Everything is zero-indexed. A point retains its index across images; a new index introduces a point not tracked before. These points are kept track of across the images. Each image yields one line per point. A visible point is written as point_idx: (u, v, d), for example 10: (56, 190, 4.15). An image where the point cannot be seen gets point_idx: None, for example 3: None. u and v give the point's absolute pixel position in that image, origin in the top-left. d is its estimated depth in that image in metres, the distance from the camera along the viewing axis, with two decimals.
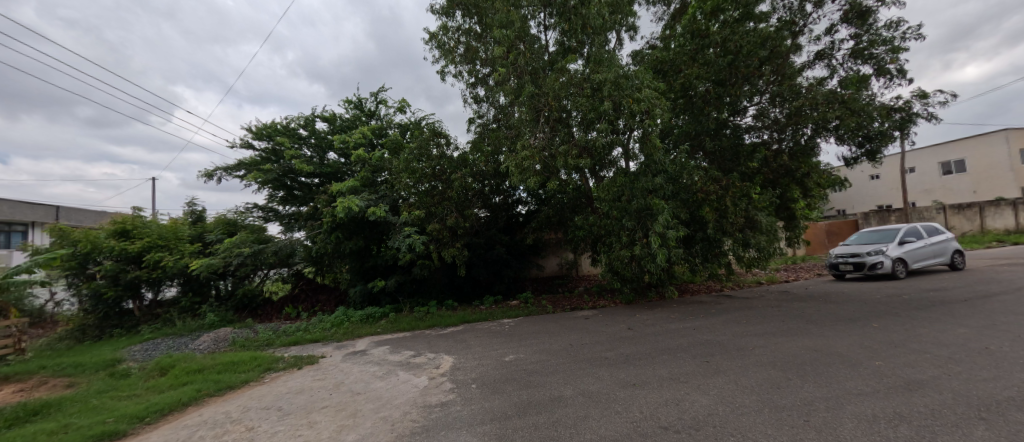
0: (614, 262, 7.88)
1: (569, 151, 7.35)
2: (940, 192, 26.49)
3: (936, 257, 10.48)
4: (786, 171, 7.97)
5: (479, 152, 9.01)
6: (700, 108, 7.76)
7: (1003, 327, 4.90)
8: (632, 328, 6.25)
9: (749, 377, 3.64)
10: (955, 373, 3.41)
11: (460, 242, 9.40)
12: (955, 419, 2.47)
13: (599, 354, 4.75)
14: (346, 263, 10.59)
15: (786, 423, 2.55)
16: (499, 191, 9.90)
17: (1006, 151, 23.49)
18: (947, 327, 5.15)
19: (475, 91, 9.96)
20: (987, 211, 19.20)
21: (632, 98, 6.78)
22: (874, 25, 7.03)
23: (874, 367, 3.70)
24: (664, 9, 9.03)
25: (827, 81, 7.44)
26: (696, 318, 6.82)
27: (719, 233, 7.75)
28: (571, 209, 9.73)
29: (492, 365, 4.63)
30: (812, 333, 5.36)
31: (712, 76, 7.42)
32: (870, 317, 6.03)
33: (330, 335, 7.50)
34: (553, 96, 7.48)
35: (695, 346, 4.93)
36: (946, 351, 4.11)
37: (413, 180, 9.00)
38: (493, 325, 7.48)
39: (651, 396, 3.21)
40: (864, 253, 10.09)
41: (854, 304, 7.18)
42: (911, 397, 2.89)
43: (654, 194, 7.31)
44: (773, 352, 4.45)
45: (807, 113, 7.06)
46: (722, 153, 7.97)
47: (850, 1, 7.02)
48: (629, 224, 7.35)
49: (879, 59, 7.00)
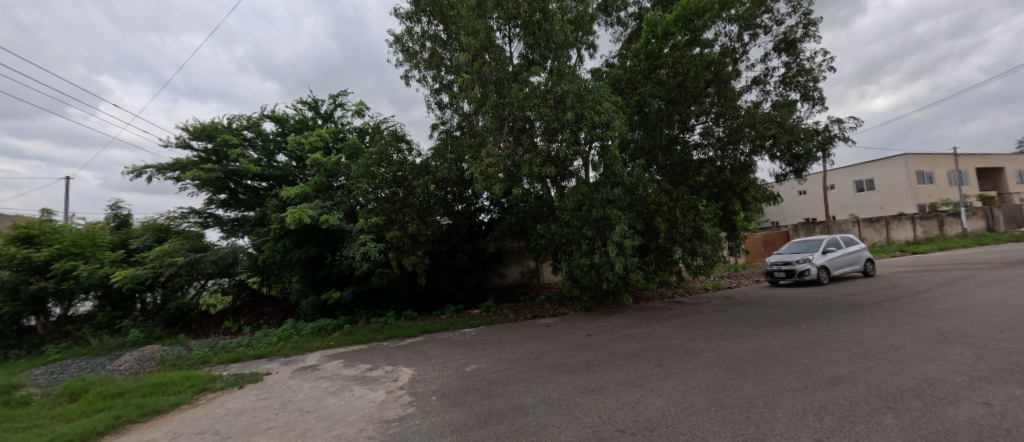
0: (573, 270, 8.11)
1: (533, 160, 7.53)
2: (854, 207, 30.14)
3: (853, 265, 11.81)
4: (728, 186, 8.62)
5: (442, 160, 8.97)
6: (653, 123, 8.25)
7: (904, 326, 5.62)
8: (592, 334, 6.44)
9: (697, 378, 3.88)
10: (867, 368, 3.86)
11: (422, 250, 9.15)
12: (868, 409, 2.81)
13: (560, 361, 4.83)
14: (296, 272, 10.00)
15: (730, 420, 2.77)
16: (462, 198, 9.84)
17: (906, 173, 27.18)
18: (862, 327, 5.81)
19: (439, 97, 9.96)
20: (891, 225, 21.96)
21: (594, 110, 7.14)
22: (801, 56, 7.89)
23: (804, 365, 4.10)
24: (622, 31, 9.68)
25: (762, 104, 8.20)
26: (650, 324, 7.14)
27: (671, 242, 8.19)
28: (533, 217, 9.91)
29: (453, 376, 4.55)
30: (752, 335, 5.82)
31: (665, 95, 7.95)
32: (800, 319, 6.66)
33: (277, 350, 6.98)
34: (518, 106, 7.68)
35: (650, 350, 5.17)
36: (861, 349, 4.63)
37: (372, 186, 8.77)
38: (454, 334, 7.36)
39: (607, 400, 3.32)
40: (793, 261, 11.14)
41: (787, 308, 7.86)
42: (834, 391, 3.23)
43: (611, 205, 7.67)
44: (718, 354, 4.77)
45: (745, 132, 7.78)
46: (673, 167, 8.55)
47: (781, 33, 7.84)
48: (589, 233, 7.65)
49: (805, 87, 7.86)
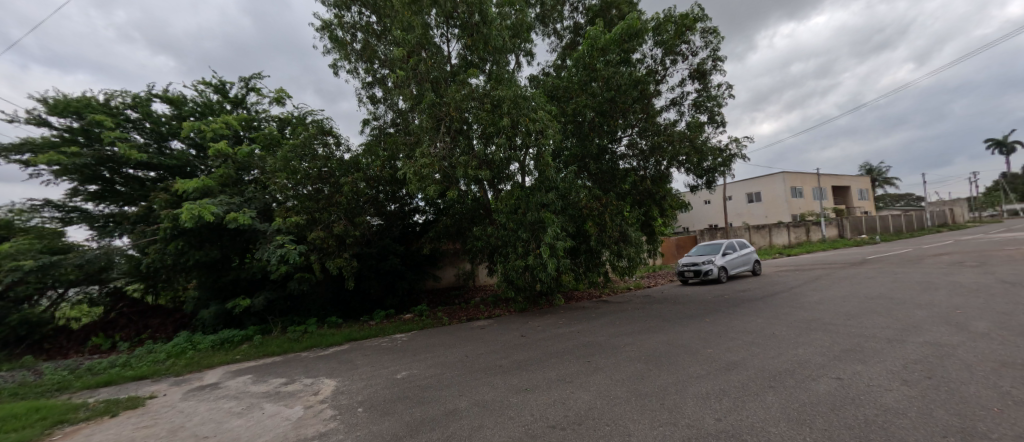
0: (509, 272, 8.24)
1: (469, 162, 7.49)
2: (746, 215, 35.10)
3: (745, 265, 13.71)
4: (648, 194, 9.48)
5: (374, 157, 8.56)
6: (585, 133, 8.75)
7: (783, 317, 6.67)
8: (525, 335, 6.58)
9: (620, 371, 4.18)
10: (755, 353, 4.51)
11: (349, 252, 8.55)
12: (757, 389, 3.27)
13: (494, 363, 4.85)
14: (193, 277, 8.69)
15: (648, 408, 3.03)
16: (396, 197, 9.43)
17: (784, 188, 32.39)
18: (752, 319, 6.77)
19: (371, 91, 9.46)
20: (773, 231, 25.99)
21: (529, 118, 7.36)
22: (710, 85, 8.97)
23: (708, 354, 4.64)
24: (558, 43, 10.12)
25: (678, 123, 9.14)
26: (579, 322, 7.53)
27: (600, 245, 8.72)
28: (470, 220, 9.88)
29: (382, 384, 4.31)
30: (667, 329, 6.44)
31: (597, 107, 8.47)
32: (705, 313, 7.53)
33: (165, 368, 5.97)
34: (455, 107, 7.60)
35: (578, 348, 5.44)
36: (752, 338, 5.38)
37: (292, 182, 7.99)
38: (384, 341, 6.99)
39: (539, 398, 3.42)
40: (700, 262, 12.59)
41: (695, 304, 8.85)
42: (731, 375, 3.72)
43: (546, 208, 7.95)
44: (638, 348, 5.20)
45: (663, 148, 8.61)
46: (603, 175, 9.13)
47: (695, 63, 8.82)
48: (524, 236, 7.83)
49: (712, 112, 8.94)
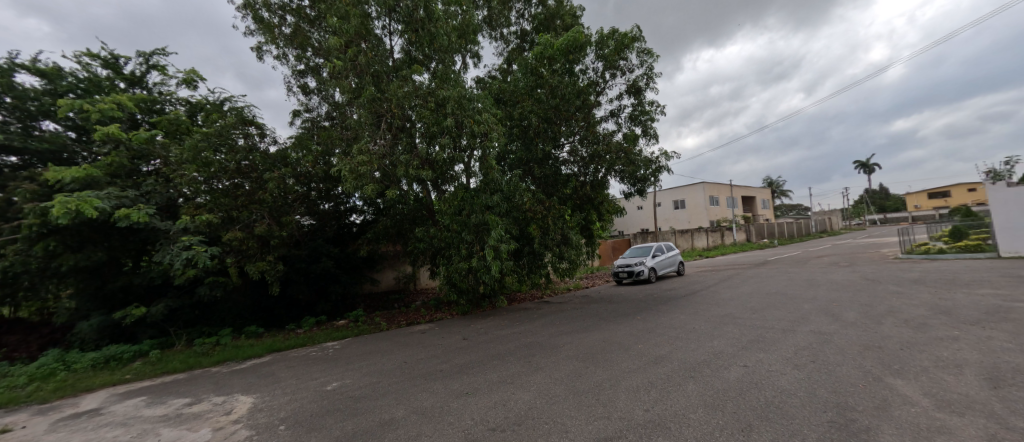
0: (452, 274, 8.10)
1: (411, 161, 7.26)
2: (673, 221, 38.36)
3: (672, 266, 14.94)
4: (588, 199, 9.84)
5: (306, 151, 8.08)
6: (530, 138, 8.97)
7: (702, 313, 7.36)
8: (467, 338, 6.51)
9: (558, 370, 4.30)
10: (678, 347, 4.92)
11: (274, 254, 7.81)
12: (679, 380, 3.57)
13: (433, 368, 4.73)
14: (71, 284, 7.31)
15: (584, 404, 3.16)
16: (329, 195, 8.84)
17: (703, 196, 36.01)
18: (677, 315, 7.38)
19: (303, 80, 8.78)
20: (694, 235, 28.73)
21: (474, 119, 7.33)
22: (643, 100, 9.64)
23: (638, 349, 4.97)
24: (504, 47, 10.24)
25: (616, 134, 9.69)
26: (521, 324, 7.63)
27: (542, 247, 8.93)
28: (411, 221, 9.56)
29: (309, 398, 3.97)
30: (603, 327, 6.78)
31: (541, 113, 8.72)
32: (637, 312, 8.05)
33: (26, 395, 4.92)
34: (397, 104, 7.32)
35: (519, 349, 5.50)
36: (676, 332, 5.86)
37: (205, 175, 7.10)
38: (313, 350, 6.47)
39: (480, 401, 3.39)
40: (633, 264, 13.46)
41: (628, 303, 9.43)
42: (658, 368, 4.01)
43: (490, 211, 7.96)
44: (576, 347, 5.40)
45: (602, 156, 9.07)
46: (546, 179, 9.39)
47: (631, 79, 9.43)
48: (468, 238, 7.77)
49: (645, 125, 9.64)
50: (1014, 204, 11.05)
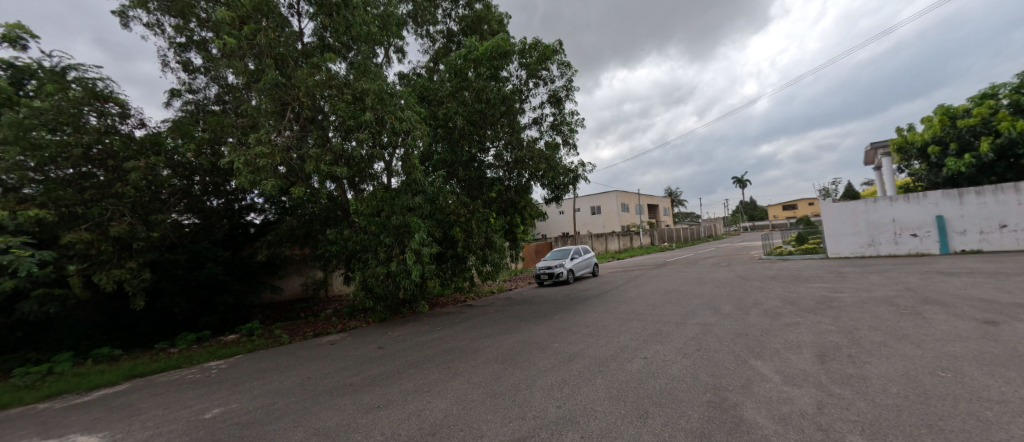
0: (368, 279, 7.59)
1: (322, 156, 6.66)
2: (590, 225, 41.21)
3: (588, 268, 15.97)
4: (512, 203, 9.98)
5: (188, 139, 7.19)
6: (455, 140, 8.90)
7: (613, 311, 7.97)
8: (383, 347, 6.13)
9: (477, 374, 4.28)
10: (591, 343, 5.25)
11: (141, 258, 6.51)
12: (590, 375, 3.79)
13: (342, 382, 4.35)
14: None
15: (501, 406, 3.18)
16: (216, 191, 7.85)
17: (616, 203, 39.36)
18: (591, 314, 7.88)
19: (187, 55, 7.55)
20: (608, 239, 31.21)
21: (396, 116, 6.98)
22: (564, 111, 10.17)
23: (554, 348, 5.18)
24: (430, 45, 10.00)
25: (538, 141, 10.06)
26: (442, 329, 7.44)
27: (466, 251, 8.84)
28: (322, 221, 8.74)
29: (180, 430, 3.36)
30: (523, 329, 6.94)
31: (467, 116, 8.70)
32: (556, 312, 8.42)
33: None
34: (306, 92, 6.66)
35: (439, 355, 5.36)
36: (589, 330, 6.26)
37: (39, 160, 5.64)
38: (192, 371, 5.51)
39: (392, 414, 3.20)
40: (553, 266, 14.08)
41: (548, 304, 9.81)
42: (572, 365, 4.23)
43: (412, 213, 7.66)
44: (496, 349, 5.44)
45: (525, 161, 9.33)
46: (471, 182, 9.36)
47: (552, 90, 9.89)
48: (387, 240, 7.37)
49: (565, 134, 10.17)
50: (837, 216, 14.07)
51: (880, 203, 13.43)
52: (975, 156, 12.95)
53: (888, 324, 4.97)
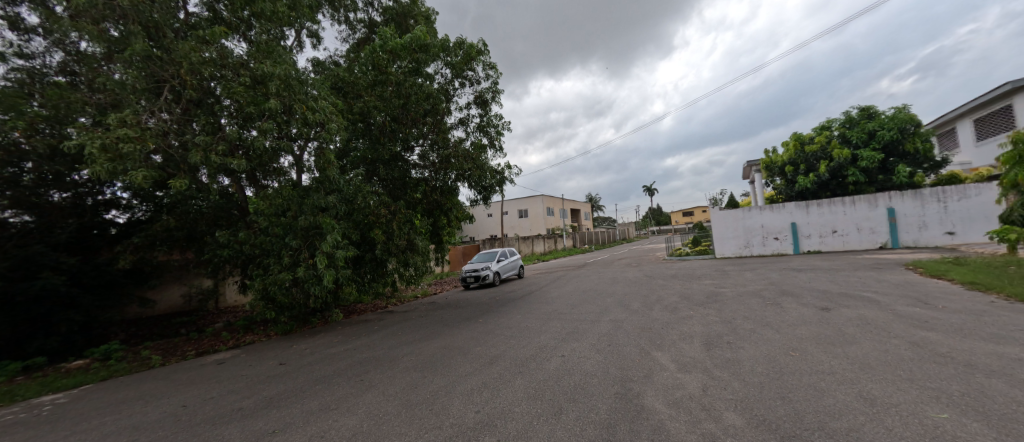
0: (269, 287, 6.74)
1: (213, 146, 5.77)
2: (517, 228, 42.20)
3: (514, 270, 16.27)
4: (437, 205, 9.74)
5: (15, 116, 5.70)
6: (376, 136, 8.46)
7: (535, 311, 8.21)
8: (286, 363, 5.49)
9: (394, 385, 4.05)
10: (512, 345, 5.32)
11: None
12: (509, 377, 3.84)
13: (231, 407, 3.78)
14: None
15: (417, 417, 3.05)
16: (56, 181, 6.31)
17: (541, 207, 40.93)
18: (515, 315, 8.02)
19: (21, 12, 6.11)
20: (533, 241, 32.25)
21: (307, 105, 6.35)
22: (490, 113, 10.24)
23: (476, 352, 5.16)
24: (350, 34, 9.34)
25: (465, 141, 9.98)
26: (357, 338, 6.92)
27: (386, 254, 8.34)
28: (210, 220, 7.71)
29: None
30: (445, 334, 6.78)
31: (389, 111, 8.28)
32: (480, 315, 8.39)
33: None
34: (190, 70, 5.73)
35: (352, 367, 4.97)
36: (511, 332, 6.36)
37: None
38: (12, 411, 4.31)
39: (291, 438, 2.86)
40: (479, 269, 14.06)
41: (473, 307, 9.75)
42: (492, 368, 4.24)
43: (324, 213, 7.05)
44: (416, 357, 5.23)
45: (451, 162, 9.14)
46: (393, 182, 8.93)
47: (478, 91, 9.90)
48: (293, 243, 6.64)
49: (491, 136, 10.25)
50: (723, 222, 16.35)
51: (753, 211, 15.97)
52: (817, 175, 16.13)
53: (757, 313, 5.90)
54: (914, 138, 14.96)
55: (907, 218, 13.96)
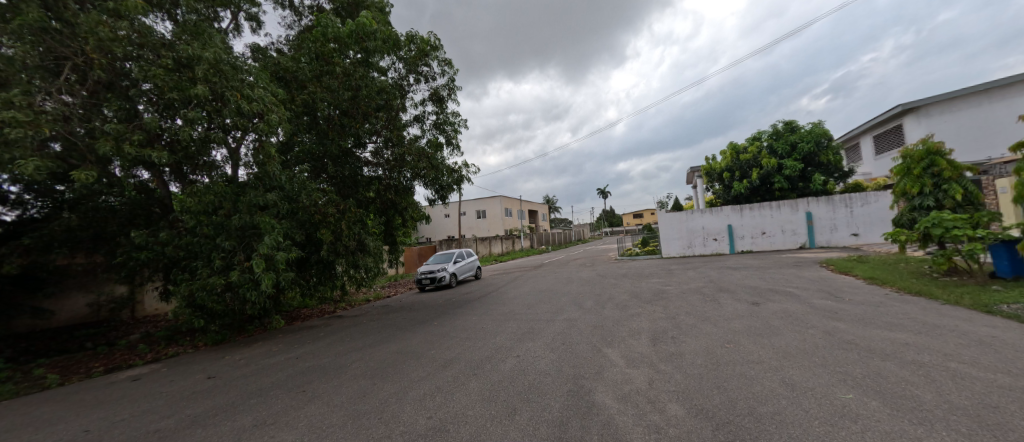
0: (197, 293, 6.11)
1: (128, 135, 5.13)
2: (475, 229, 41.93)
3: (471, 271, 16.12)
4: (391, 204, 9.39)
5: None
6: (324, 131, 8.01)
7: (492, 312, 8.19)
8: (216, 376, 4.99)
9: (340, 394, 3.83)
10: (467, 347, 5.25)
11: None
12: (462, 380, 3.78)
13: (146, 429, 3.36)
14: None
15: (364, 427, 2.90)
16: None
17: (500, 208, 41.01)
18: (471, 317, 7.94)
19: None
20: (491, 242, 32.23)
21: (242, 94, 5.84)
22: (446, 110, 10.07)
23: (430, 355, 5.03)
24: (295, 20, 8.74)
25: (420, 139, 9.72)
26: (301, 346, 6.46)
27: (333, 256, 7.87)
28: (124, 219, 6.90)
29: None
30: (398, 338, 6.54)
31: (337, 104, 7.86)
32: (435, 318, 8.20)
33: None
34: (98, 47, 5.06)
35: (294, 377, 4.62)
36: (466, 334, 6.28)
37: None
38: None
39: None
40: (435, 270, 13.76)
41: (428, 309, 9.51)
42: (446, 372, 4.15)
43: (264, 211, 6.54)
44: (366, 363, 4.99)
45: (406, 160, 8.78)
46: (343, 180, 8.49)
47: (434, 87, 9.70)
48: (226, 245, 6.07)
49: (448, 134, 10.08)
50: (669, 224, 17.39)
51: (695, 214, 17.15)
52: (749, 181, 17.70)
53: (698, 309, 6.32)
54: (827, 150, 16.88)
55: (822, 221, 15.71)
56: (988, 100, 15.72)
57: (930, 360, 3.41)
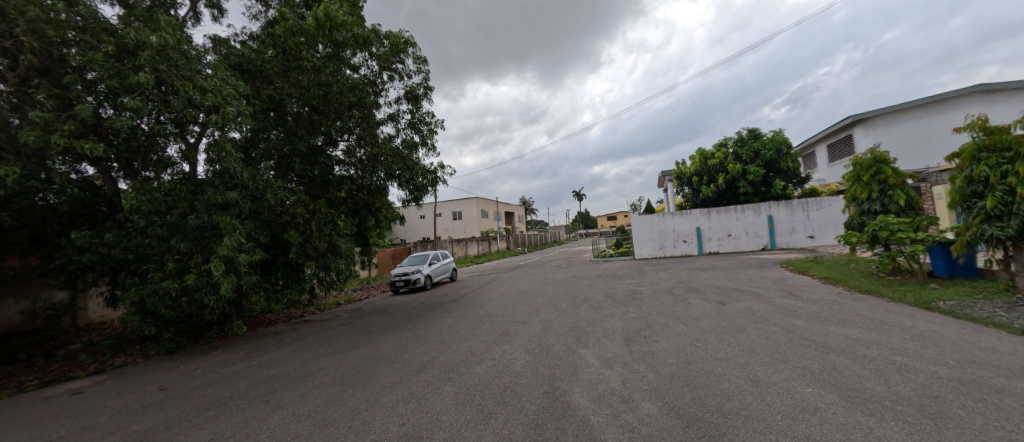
0: (149, 298, 5.69)
1: (68, 126, 4.70)
2: (450, 230, 41.48)
3: (446, 273, 15.91)
4: (364, 204, 9.09)
5: None
6: (293, 129, 7.71)
7: (467, 314, 8.09)
8: (169, 387, 4.65)
9: (306, 403, 3.65)
10: (440, 351, 5.15)
11: None
12: (435, 385, 3.69)
13: None
14: None
15: (331, 437, 2.77)
16: None
17: (476, 210, 40.77)
18: (445, 319, 7.81)
19: None
20: (467, 244, 31.98)
21: (195, 85, 5.52)
22: (421, 110, 9.90)
23: (403, 360, 4.90)
24: (261, 12, 8.36)
25: (395, 138, 9.49)
26: (264, 353, 6.14)
27: (301, 258, 7.54)
28: (65, 219, 6.36)
29: None
30: (369, 343, 6.33)
31: (305, 100, 7.59)
32: (408, 321, 8.00)
33: None
34: (29, 31, 4.64)
35: (256, 386, 4.38)
36: (441, 337, 6.18)
37: None
38: None
39: None
40: (409, 272, 13.49)
41: (401, 313, 9.28)
42: (419, 376, 4.04)
43: (224, 211, 6.15)
44: (334, 370, 4.79)
45: (380, 160, 8.49)
46: (313, 180, 8.21)
47: (409, 86, 9.53)
48: (181, 246, 5.69)
49: (423, 134, 9.91)
50: (642, 226, 17.83)
51: (666, 217, 17.68)
52: (716, 186, 18.47)
53: (669, 309, 6.49)
54: (787, 157, 17.83)
55: (783, 224, 16.56)
56: (927, 114, 17.11)
57: (879, 354, 3.64)
